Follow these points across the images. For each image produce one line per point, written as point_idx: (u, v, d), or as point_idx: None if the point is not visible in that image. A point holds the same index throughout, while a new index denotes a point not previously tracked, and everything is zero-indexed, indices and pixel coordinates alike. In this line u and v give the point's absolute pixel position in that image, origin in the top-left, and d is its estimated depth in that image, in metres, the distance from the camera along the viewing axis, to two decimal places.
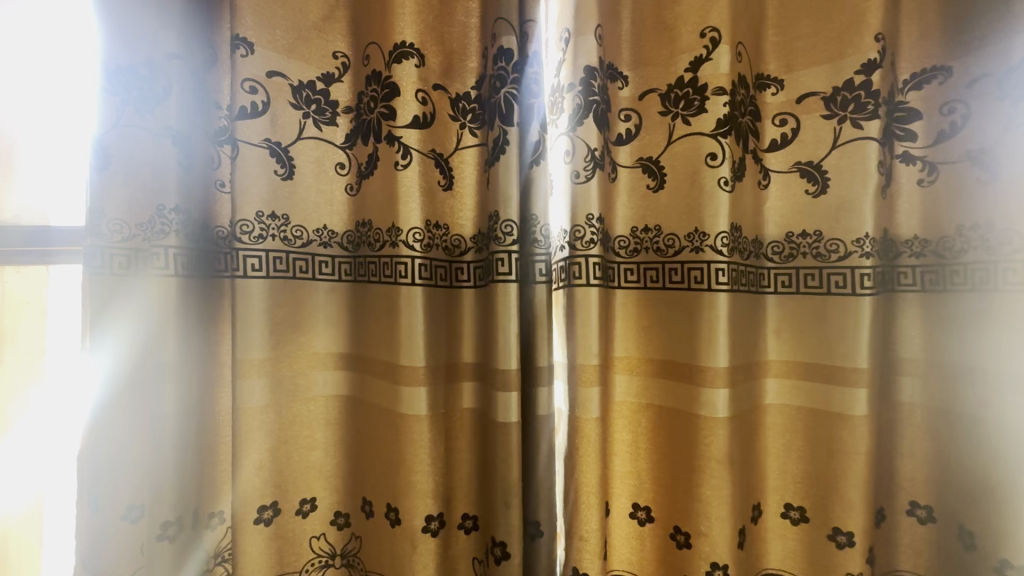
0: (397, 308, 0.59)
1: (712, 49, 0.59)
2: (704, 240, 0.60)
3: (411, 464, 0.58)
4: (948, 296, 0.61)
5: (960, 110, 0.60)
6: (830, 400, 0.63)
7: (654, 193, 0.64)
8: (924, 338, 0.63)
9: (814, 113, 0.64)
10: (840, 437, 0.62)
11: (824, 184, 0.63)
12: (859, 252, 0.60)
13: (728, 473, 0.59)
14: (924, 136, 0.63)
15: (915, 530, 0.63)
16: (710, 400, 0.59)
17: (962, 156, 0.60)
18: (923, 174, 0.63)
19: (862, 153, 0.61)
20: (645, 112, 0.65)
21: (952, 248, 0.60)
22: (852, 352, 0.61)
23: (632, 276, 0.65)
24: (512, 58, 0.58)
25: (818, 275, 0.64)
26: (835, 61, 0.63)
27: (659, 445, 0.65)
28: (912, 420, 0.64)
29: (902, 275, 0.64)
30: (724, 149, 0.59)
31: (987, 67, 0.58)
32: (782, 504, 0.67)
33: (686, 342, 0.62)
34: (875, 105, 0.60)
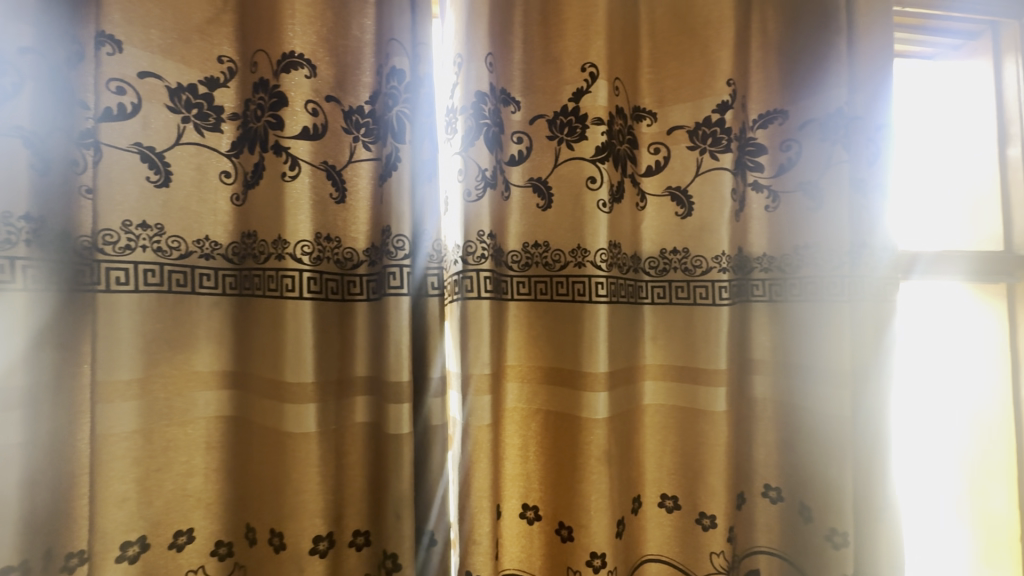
0: (283, 322, 0.58)
1: (592, 82, 0.65)
2: (585, 256, 0.65)
3: (298, 482, 0.56)
4: (787, 305, 0.71)
5: (794, 148, 0.71)
6: (696, 398, 0.71)
7: (543, 211, 0.68)
8: (772, 341, 0.73)
9: (680, 145, 0.72)
10: (704, 431, 0.70)
11: (689, 207, 0.72)
12: (718, 268, 0.69)
13: (607, 468, 0.64)
14: (769, 168, 0.73)
15: (768, 510, 0.72)
16: (591, 403, 0.64)
17: (796, 187, 0.71)
18: (768, 201, 0.72)
19: (717, 182, 0.70)
20: (535, 135, 0.69)
21: (790, 263, 0.71)
22: (714, 355, 0.69)
23: (524, 288, 0.67)
24: (404, 79, 0.60)
25: (687, 287, 0.71)
26: (697, 100, 0.72)
27: (546, 446, 0.70)
28: (762, 413, 0.73)
29: (754, 286, 0.72)
30: (602, 174, 0.65)
31: (812, 113, 0.70)
32: (660, 495, 0.73)
33: (569, 350, 0.67)
34: (728, 140, 0.70)
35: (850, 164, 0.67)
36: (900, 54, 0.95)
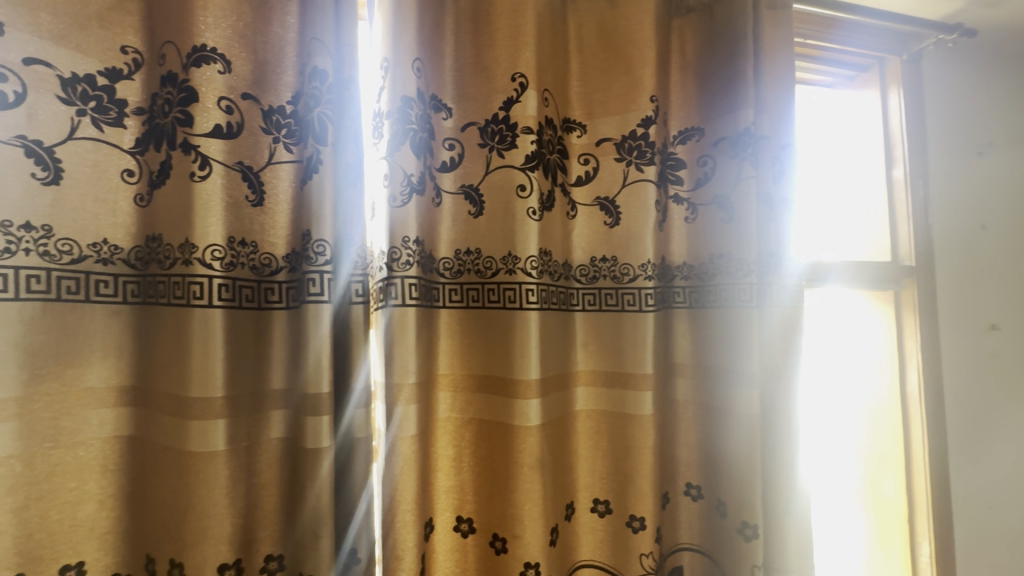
0: (188, 332, 0.53)
1: (521, 92, 0.66)
2: (516, 263, 0.65)
3: (203, 504, 0.52)
4: (706, 311, 0.75)
5: (709, 164, 0.76)
6: (626, 402, 0.72)
7: (474, 218, 0.67)
8: (692, 345, 0.77)
9: (609, 156, 0.74)
10: (633, 434, 0.71)
11: (616, 217, 0.73)
12: (644, 275, 0.72)
13: (539, 475, 0.64)
14: (688, 181, 0.77)
15: (690, 507, 0.75)
16: (523, 410, 0.64)
17: (711, 201, 0.76)
18: (688, 213, 0.77)
19: (642, 193, 0.72)
20: (467, 142, 0.68)
21: (707, 272, 0.75)
22: (641, 360, 0.71)
23: (456, 296, 0.66)
24: (326, 80, 0.59)
25: (615, 294, 0.73)
26: (623, 114, 0.74)
27: (478, 456, 0.68)
28: (683, 413, 0.77)
29: (675, 293, 0.76)
30: (531, 182, 0.66)
31: (724, 131, 0.75)
32: (592, 500, 0.72)
33: (501, 358, 0.66)
34: (651, 154, 0.72)
35: (757, 180, 0.72)
36: (803, 82, 1.02)
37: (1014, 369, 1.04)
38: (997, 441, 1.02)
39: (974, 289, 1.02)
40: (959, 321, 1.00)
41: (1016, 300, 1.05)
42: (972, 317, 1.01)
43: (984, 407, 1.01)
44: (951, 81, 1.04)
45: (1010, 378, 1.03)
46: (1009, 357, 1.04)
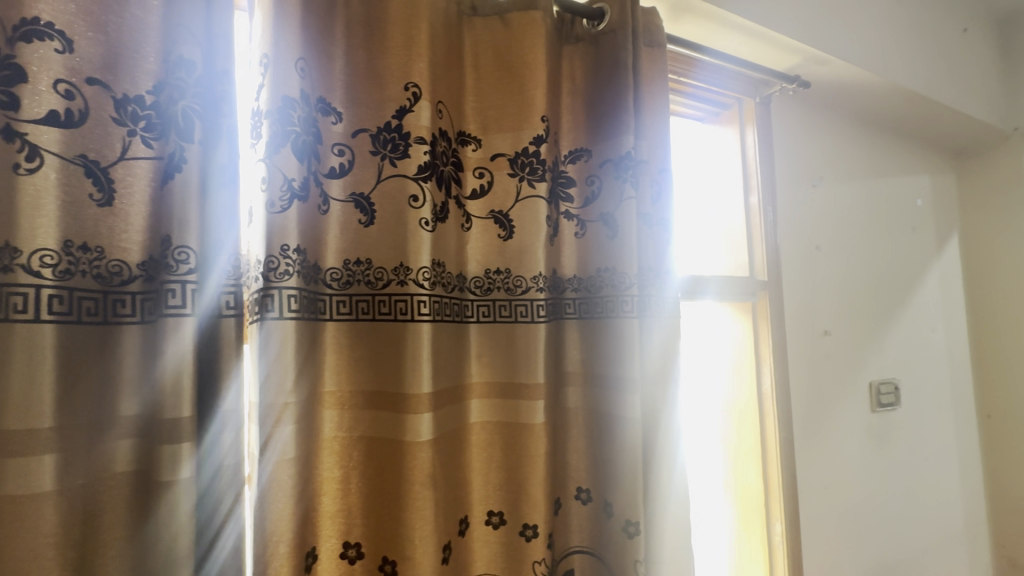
0: (4, 352, 0.44)
1: (414, 102, 0.66)
2: (407, 274, 0.64)
3: (20, 560, 0.43)
4: (595, 321, 0.79)
5: (596, 183, 0.81)
6: (519, 412, 0.73)
7: (365, 227, 0.64)
8: (582, 355, 0.81)
9: (502, 171, 0.76)
10: (526, 444, 0.73)
11: (510, 230, 0.75)
12: (535, 287, 0.74)
13: (432, 492, 0.63)
14: (577, 199, 0.82)
15: (580, 511, 0.79)
16: (415, 425, 0.62)
17: (598, 218, 0.81)
18: (577, 228, 0.82)
19: (533, 208, 0.74)
20: (358, 149, 0.65)
21: (595, 284, 0.79)
22: (534, 370, 0.72)
23: (344, 308, 0.63)
24: (194, 72, 0.54)
25: (509, 305, 0.74)
26: (517, 132, 0.76)
27: (366, 476, 0.64)
28: (573, 420, 0.80)
29: (566, 305, 0.80)
30: (424, 193, 0.66)
31: (609, 154, 0.80)
32: (486, 512, 0.72)
33: (392, 372, 0.64)
34: (543, 171, 0.75)
35: (637, 201, 0.77)
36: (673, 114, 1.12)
37: (842, 368, 1.23)
38: (830, 430, 1.19)
39: (812, 301, 1.20)
40: (800, 328, 1.17)
41: (843, 310, 1.25)
42: (810, 324, 1.19)
43: (820, 401, 1.18)
44: (793, 124, 1.22)
45: (839, 375, 1.22)
46: (838, 358, 1.23)
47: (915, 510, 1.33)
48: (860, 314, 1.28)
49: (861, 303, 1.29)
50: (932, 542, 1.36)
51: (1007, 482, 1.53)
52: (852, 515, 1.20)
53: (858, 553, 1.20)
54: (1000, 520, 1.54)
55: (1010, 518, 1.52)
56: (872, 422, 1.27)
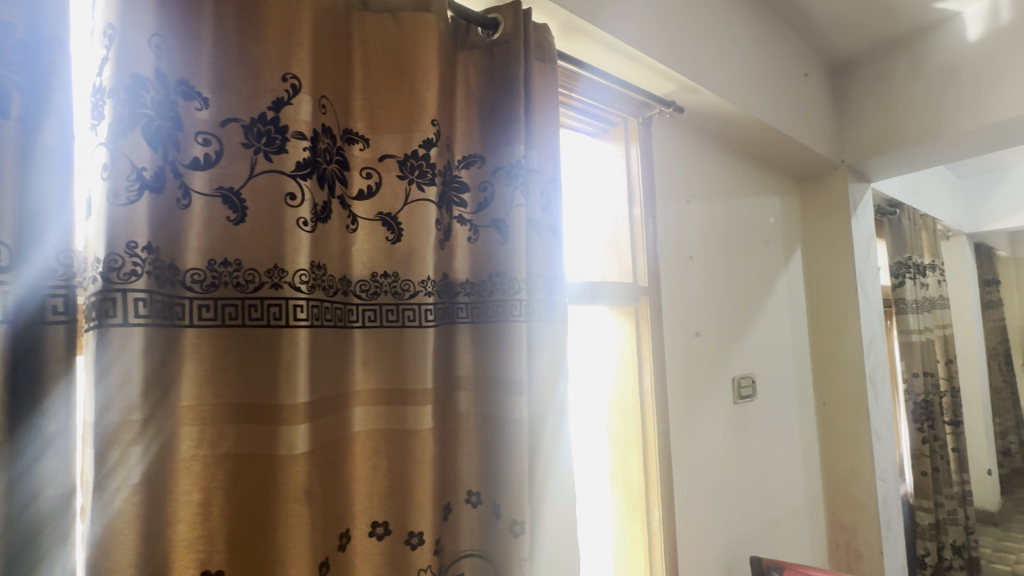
0: None
1: (293, 94, 0.62)
2: (282, 276, 0.60)
3: None
4: (487, 325, 0.80)
5: (489, 189, 0.82)
6: (405, 419, 0.72)
7: (234, 225, 0.59)
8: (475, 359, 0.81)
9: (391, 172, 0.74)
10: (415, 450, 0.71)
11: (398, 233, 0.73)
12: (423, 291, 0.74)
13: (307, 507, 0.59)
14: (471, 204, 0.82)
15: (471, 514, 0.78)
16: (289, 438, 0.58)
17: (490, 223, 0.82)
18: (471, 232, 0.81)
19: (423, 211, 0.73)
20: (227, 140, 0.60)
21: (487, 288, 0.80)
22: (423, 374, 0.72)
23: (208, 313, 0.57)
24: (14, 36, 0.46)
25: (396, 310, 0.72)
26: (407, 133, 0.75)
27: (229, 496, 0.58)
28: (464, 425, 0.80)
29: (458, 309, 0.80)
30: (303, 191, 0.62)
31: (501, 161, 0.82)
32: (371, 523, 0.69)
33: (264, 382, 0.60)
34: (432, 174, 0.75)
35: (527, 208, 0.80)
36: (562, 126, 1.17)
37: (710, 365, 1.38)
38: (700, 422, 1.32)
39: (685, 305, 1.32)
40: (676, 329, 1.29)
41: (711, 313, 1.40)
42: (683, 326, 1.31)
43: (692, 396, 1.31)
44: (671, 145, 1.35)
45: (708, 372, 1.36)
46: (707, 356, 1.37)
47: (768, 488, 1.52)
48: (725, 316, 1.44)
49: (726, 307, 1.45)
50: (781, 515, 1.56)
51: (838, 459, 1.80)
52: (717, 497, 1.34)
53: (722, 531, 1.34)
54: (834, 492, 1.81)
55: (839, 489, 1.79)
56: (734, 413, 1.43)
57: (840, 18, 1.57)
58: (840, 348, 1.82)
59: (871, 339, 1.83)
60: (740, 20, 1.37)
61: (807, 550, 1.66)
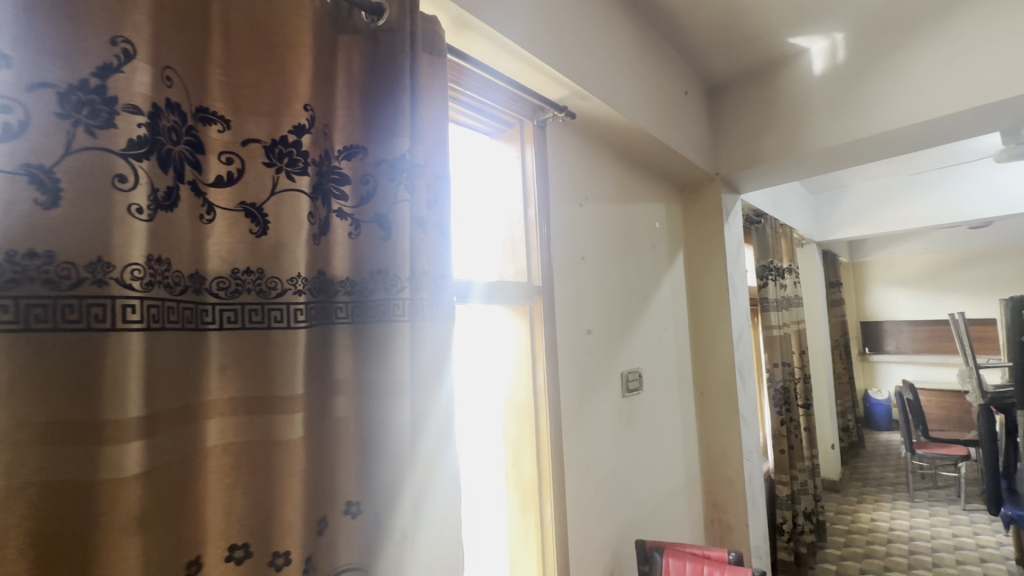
0: None
1: (125, 61, 0.54)
2: (108, 272, 0.51)
3: None
4: (369, 325, 0.75)
5: (371, 182, 0.77)
6: (270, 429, 0.66)
7: (45, 211, 0.48)
8: (354, 363, 0.75)
9: (256, 159, 0.66)
10: (281, 463, 0.65)
11: (264, 225, 0.66)
12: (293, 289, 0.68)
13: (140, 535, 0.52)
14: (352, 197, 0.76)
15: (350, 527, 0.71)
16: (115, 459, 0.50)
17: (372, 218, 0.77)
18: (351, 228, 0.75)
19: (293, 203, 0.68)
20: (34, 108, 0.48)
21: (368, 287, 0.75)
22: (291, 381, 0.67)
23: (5, 314, 0.46)
24: None
25: (261, 310, 0.65)
26: (274, 117, 0.68)
27: (38, 541, 0.47)
28: (343, 436, 0.72)
29: (337, 309, 0.74)
30: (137, 174, 0.54)
31: (383, 154, 0.78)
32: (227, 548, 0.61)
33: (83, 397, 0.50)
34: (304, 163, 0.70)
35: (411, 204, 0.77)
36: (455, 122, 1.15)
37: (600, 361, 1.44)
38: (590, 416, 1.38)
39: (577, 305, 1.37)
40: (568, 327, 1.33)
41: (602, 312, 1.47)
42: (576, 324, 1.36)
43: (583, 391, 1.36)
44: (564, 148, 1.39)
45: (598, 368, 1.43)
46: (597, 353, 1.43)
47: (652, 474, 1.63)
48: (614, 315, 1.52)
49: (616, 305, 1.53)
50: (663, 498, 1.68)
51: (713, 443, 1.99)
52: (606, 487, 1.40)
53: (610, 518, 1.41)
54: (709, 473, 1.99)
55: (714, 470, 1.97)
56: (623, 405, 1.52)
57: (714, 43, 1.74)
58: (714, 342, 2.01)
59: (740, 333, 2.04)
60: (626, 35, 1.45)
61: (686, 529, 1.81)
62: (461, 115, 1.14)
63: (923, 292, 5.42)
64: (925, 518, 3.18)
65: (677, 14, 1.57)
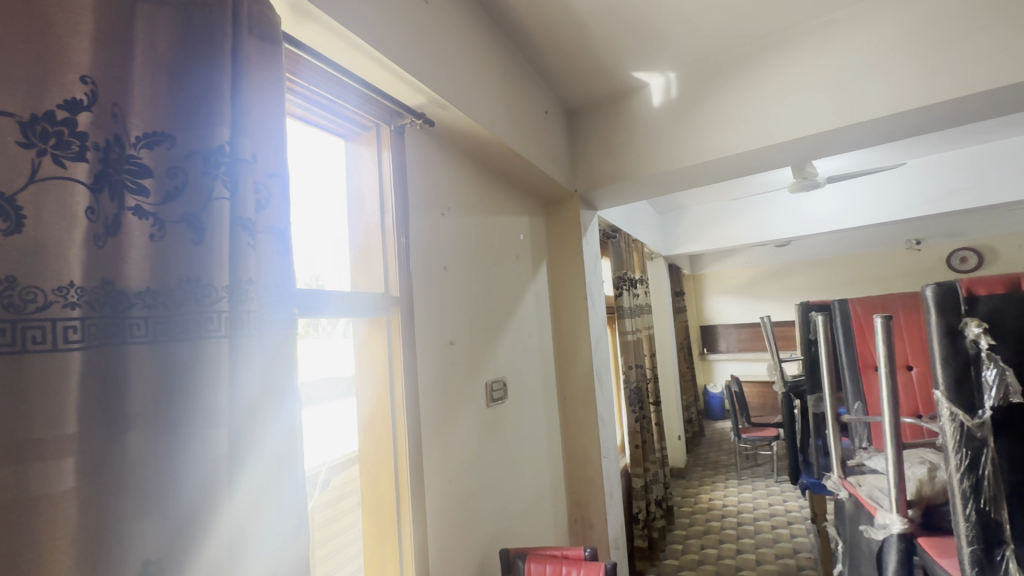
0: None
1: None
2: None
3: None
4: (172, 346, 0.63)
5: (181, 176, 0.65)
6: (24, 488, 0.49)
7: None
8: (152, 393, 0.61)
9: (6, 136, 0.50)
10: (38, 531, 0.49)
11: (18, 222, 0.50)
12: (61, 302, 0.52)
13: None
14: (154, 193, 0.63)
15: None
16: None
17: (180, 219, 0.65)
18: (154, 229, 0.63)
19: (63, 195, 0.54)
20: None
21: (173, 299, 0.63)
22: (62, 418, 0.52)
23: None
24: None
25: (12, 330, 0.48)
26: (36, 86, 0.53)
27: None
28: (136, 478, 0.59)
29: (132, 326, 0.60)
30: None
31: (195, 145, 0.67)
32: None
33: None
34: (80, 147, 0.56)
35: (231, 203, 0.68)
36: (296, 120, 1.06)
37: (463, 373, 1.42)
38: (454, 429, 1.35)
39: (439, 316, 1.34)
40: (429, 338, 1.29)
41: (465, 323, 1.46)
42: (437, 336, 1.33)
43: (445, 403, 1.33)
44: (425, 156, 1.37)
45: (461, 380, 1.41)
46: (460, 364, 1.42)
47: (517, 481, 1.65)
48: (476, 326, 1.52)
49: (479, 317, 1.54)
50: (528, 503, 1.72)
51: (575, 445, 2.09)
52: (470, 499, 1.39)
53: (475, 531, 1.39)
54: (572, 474, 2.08)
55: (577, 471, 2.08)
56: (487, 416, 1.52)
57: (570, 68, 1.87)
58: (574, 349, 2.13)
59: (598, 340, 2.19)
60: (485, 51, 1.49)
61: (550, 531, 1.87)
62: (307, 112, 1.05)
63: (744, 299, 6.41)
64: (749, 493, 3.73)
65: (535, 37, 1.66)
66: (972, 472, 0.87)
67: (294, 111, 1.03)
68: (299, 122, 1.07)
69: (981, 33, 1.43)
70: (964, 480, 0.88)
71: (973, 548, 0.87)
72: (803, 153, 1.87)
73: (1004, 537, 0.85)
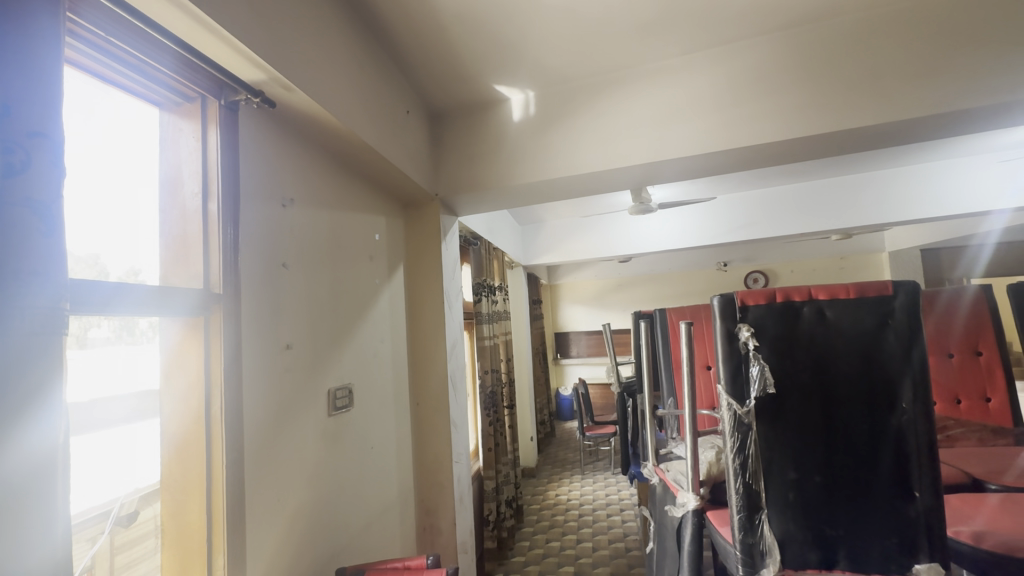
0: None
1: None
2: None
3: None
4: None
5: None
6: None
7: None
8: None
9: None
10: None
11: None
12: None
13: None
14: None
15: None
16: None
17: None
18: None
19: None
20: None
21: None
22: None
23: None
24: None
25: None
26: None
27: None
28: None
29: None
30: None
31: None
32: None
33: None
34: None
35: None
36: (84, 74, 0.87)
37: (300, 379, 1.30)
38: (286, 442, 1.22)
39: (273, 316, 1.21)
40: (259, 341, 1.15)
41: (305, 325, 1.34)
42: (271, 338, 1.20)
43: (277, 415, 1.20)
44: (260, 139, 1.22)
45: (298, 387, 1.29)
46: (298, 370, 1.30)
47: (361, 491, 1.56)
48: (319, 328, 1.40)
49: (323, 318, 1.43)
50: (373, 516, 1.64)
51: (426, 450, 2.06)
52: (305, 515, 1.27)
53: (309, 549, 1.28)
54: (422, 480, 2.04)
55: (427, 477, 2.04)
56: (327, 425, 1.41)
57: (434, 70, 1.86)
58: (429, 354, 2.10)
59: (453, 345, 2.19)
60: (341, 37, 1.41)
61: (396, 541, 1.80)
62: (98, 64, 0.87)
63: (593, 308, 7.02)
64: (590, 487, 4.06)
65: (398, 32, 1.62)
66: (740, 452, 1.06)
67: (76, 58, 0.84)
68: (90, 75, 0.88)
69: (765, 95, 1.77)
70: (736, 457, 1.06)
71: (740, 515, 1.06)
72: (638, 179, 2.11)
73: (761, 503, 1.06)
